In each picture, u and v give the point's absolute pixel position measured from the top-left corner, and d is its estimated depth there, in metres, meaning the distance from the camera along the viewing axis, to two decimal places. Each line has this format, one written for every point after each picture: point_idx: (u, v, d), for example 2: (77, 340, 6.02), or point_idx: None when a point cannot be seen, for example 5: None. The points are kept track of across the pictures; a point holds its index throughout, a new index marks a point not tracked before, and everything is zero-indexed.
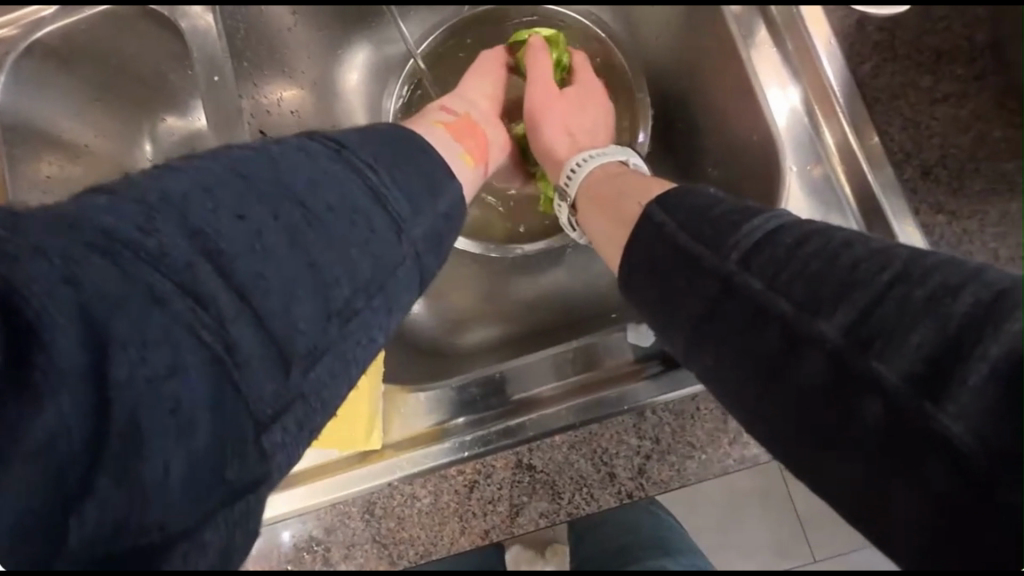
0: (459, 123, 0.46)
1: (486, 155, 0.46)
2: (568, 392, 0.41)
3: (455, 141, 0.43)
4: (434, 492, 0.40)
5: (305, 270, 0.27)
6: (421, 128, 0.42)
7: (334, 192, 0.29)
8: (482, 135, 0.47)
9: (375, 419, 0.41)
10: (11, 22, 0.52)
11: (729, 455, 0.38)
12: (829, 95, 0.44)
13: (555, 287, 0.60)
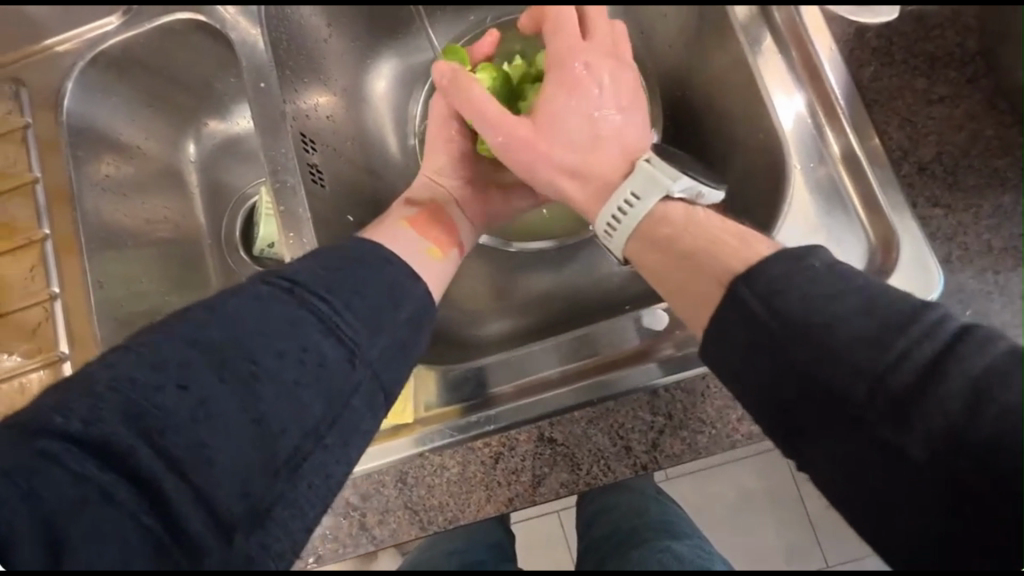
0: (421, 217, 0.51)
1: (454, 238, 0.51)
2: (574, 375, 0.44)
3: (416, 237, 0.48)
4: (462, 463, 0.43)
5: (259, 397, 0.33)
6: (386, 232, 0.47)
7: (280, 347, 0.34)
8: (448, 220, 0.52)
9: (406, 395, 0.45)
10: (75, 34, 0.57)
11: (737, 430, 0.41)
12: (830, 97, 0.47)
13: (571, 280, 0.64)
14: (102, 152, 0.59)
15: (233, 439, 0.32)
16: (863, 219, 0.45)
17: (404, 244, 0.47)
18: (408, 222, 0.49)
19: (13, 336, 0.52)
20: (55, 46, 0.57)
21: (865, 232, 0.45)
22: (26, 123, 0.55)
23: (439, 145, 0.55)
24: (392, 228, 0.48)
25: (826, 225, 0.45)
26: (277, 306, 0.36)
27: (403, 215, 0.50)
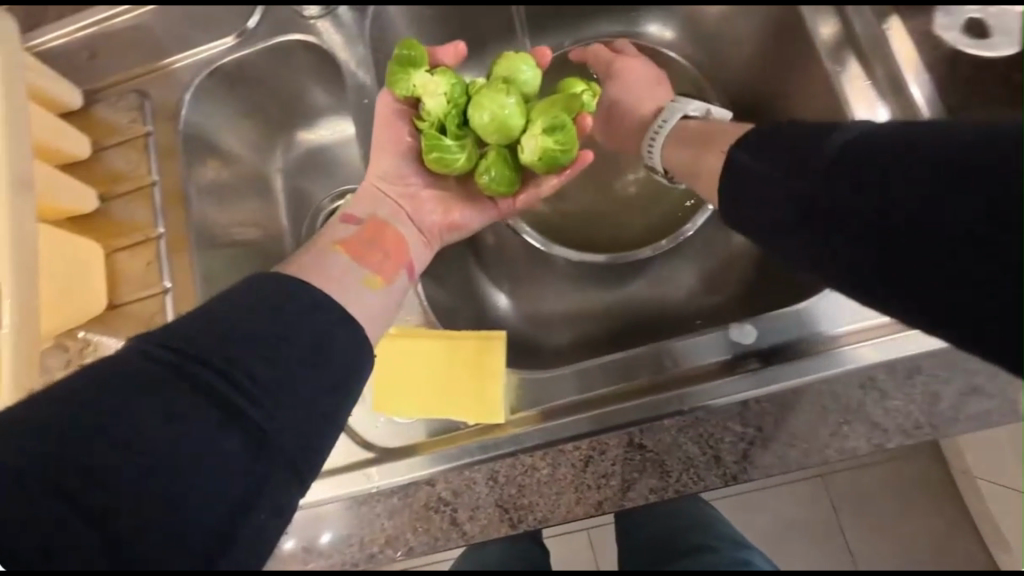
0: (359, 236, 0.49)
1: (398, 261, 0.49)
2: (637, 391, 0.46)
3: (357, 265, 0.46)
4: (553, 464, 0.45)
5: (211, 426, 0.33)
6: (314, 263, 0.45)
7: (162, 432, 0.32)
8: (390, 237, 0.51)
9: (500, 393, 0.47)
10: (194, 52, 0.62)
11: (830, 446, 0.41)
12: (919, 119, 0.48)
13: (639, 295, 0.65)
14: (208, 159, 0.64)
15: (163, 467, 0.31)
16: None
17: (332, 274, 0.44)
18: (342, 246, 0.47)
19: (127, 326, 0.56)
20: (175, 62, 0.62)
21: None
22: (147, 131, 0.60)
23: (386, 153, 0.54)
24: (317, 253, 0.46)
25: None
26: (162, 373, 0.33)
27: (342, 232, 0.49)
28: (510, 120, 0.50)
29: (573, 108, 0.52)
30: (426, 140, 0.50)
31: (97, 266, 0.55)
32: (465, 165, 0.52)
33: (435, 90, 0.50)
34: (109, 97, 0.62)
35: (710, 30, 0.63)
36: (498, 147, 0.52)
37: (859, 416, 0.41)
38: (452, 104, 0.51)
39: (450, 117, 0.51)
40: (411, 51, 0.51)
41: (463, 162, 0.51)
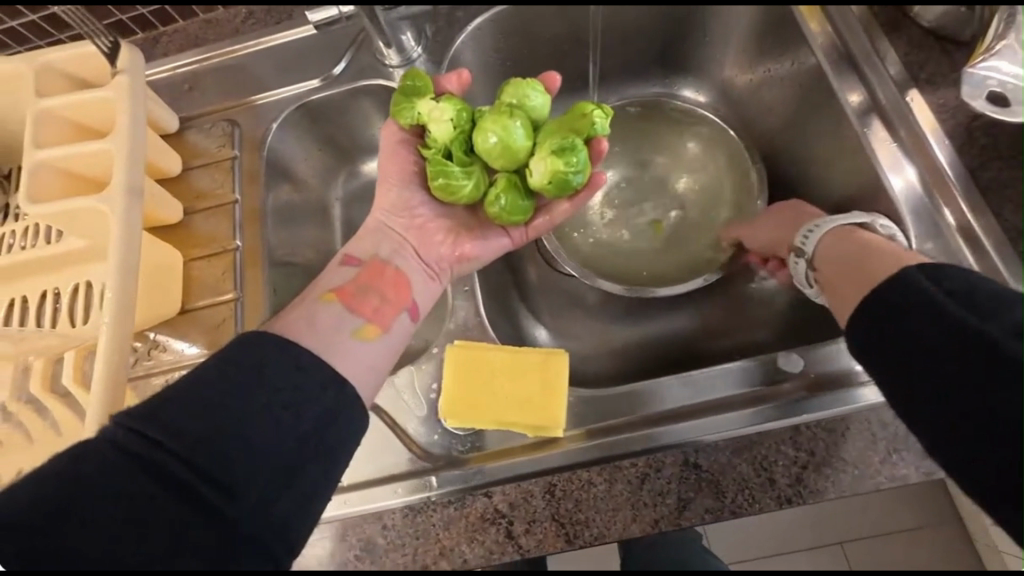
0: (355, 283, 0.54)
1: (395, 302, 0.54)
2: (680, 415, 0.48)
3: (348, 314, 0.51)
4: (610, 480, 0.46)
5: (188, 491, 0.36)
6: (312, 307, 0.50)
7: (147, 495, 0.35)
8: (387, 280, 0.55)
9: (563, 410, 0.46)
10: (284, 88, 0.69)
11: (881, 473, 0.43)
12: (943, 178, 0.55)
13: (675, 329, 0.68)
14: (282, 182, 0.69)
15: (144, 532, 0.34)
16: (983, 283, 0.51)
17: (321, 324, 0.49)
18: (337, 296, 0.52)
19: (195, 329, 0.59)
20: (260, 97, 0.69)
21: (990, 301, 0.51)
22: (233, 155, 0.67)
23: (391, 190, 0.60)
24: (312, 301, 0.51)
25: None
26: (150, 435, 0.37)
27: (343, 278, 0.54)
28: (511, 147, 0.55)
29: (576, 133, 0.57)
30: (434, 165, 0.57)
31: (175, 272, 0.59)
32: (472, 192, 0.57)
33: (442, 118, 0.56)
34: (202, 123, 0.69)
35: (744, 95, 0.70)
36: (507, 173, 0.58)
37: (906, 444, 0.44)
38: (459, 130, 0.57)
39: (457, 143, 0.57)
40: (419, 84, 0.58)
41: (470, 186, 0.57)
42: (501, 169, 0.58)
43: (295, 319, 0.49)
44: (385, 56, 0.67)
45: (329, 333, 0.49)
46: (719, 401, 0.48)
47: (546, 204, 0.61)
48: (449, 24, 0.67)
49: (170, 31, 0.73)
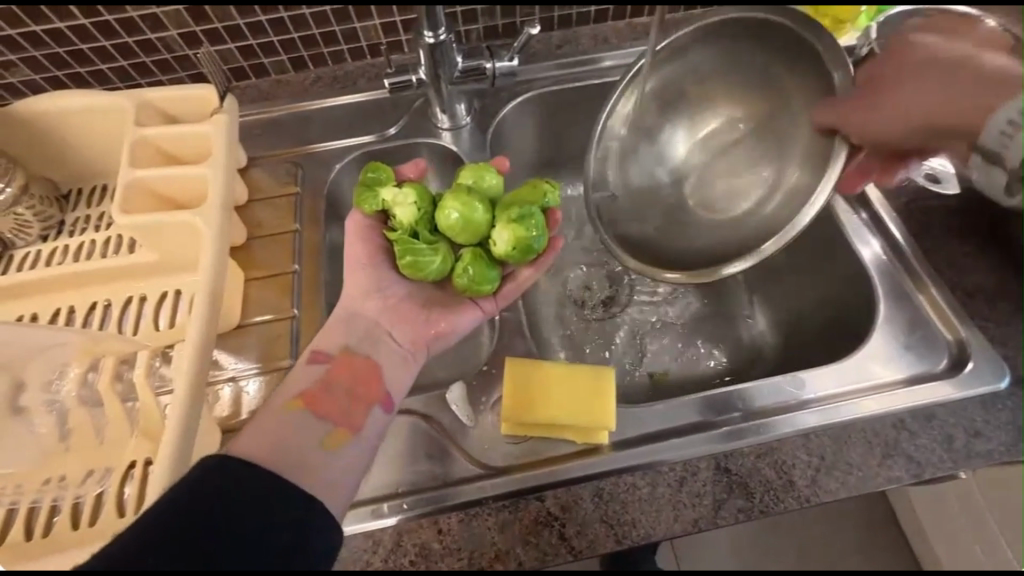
0: (321, 383, 0.51)
1: (368, 397, 0.52)
2: (710, 425, 0.54)
3: (315, 421, 0.48)
4: (652, 483, 0.51)
5: None
6: (271, 421, 0.47)
7: None
8: (356, 373, 0.53)
9: (609, 424, 0.51)
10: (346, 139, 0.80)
11: (880, 475, 0.51)
12: (901, 249, 0.65)
13: (684, 364, 0.77)
14: (335, 219, 0.77)
15: None
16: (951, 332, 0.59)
17: (286, 437, 0.47)
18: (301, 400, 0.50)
19: (248, 344, 0.63)
20: (322, 146, 0.79)
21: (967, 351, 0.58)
22: (295, 192, 0.74)
23: (358, 272, 0.58)
24: (275, 411, 0.48)
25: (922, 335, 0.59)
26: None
27: (310, 377, 0.51)
28: (470, 223, 0.58)
29: (532, 201, 0.59)
30: (400, 244, 0.57)
31: (237, 289, 0.64)
32: (439, 268, 0.58)
33: (403, 202, 0.58)
34: (268, 163, 0.77)
35: None
36: (471, 246, 0.59)
37: (898, 450, 0.52)
38: (421, 211, 0.58)
39: (420, 224, 0.59)
40: (379, 172, 0.59)
41: (436, 263, 0.57)
42: (466, 243, 0.59)
43: (255, 436, 0.46)
44: (439, 120, 0.79)
45: (296, 447, 0.46)
46: (726, 441, 0.52)
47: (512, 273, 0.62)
48: (494, 100, 0.80)
49: (242, 85, 0.83)
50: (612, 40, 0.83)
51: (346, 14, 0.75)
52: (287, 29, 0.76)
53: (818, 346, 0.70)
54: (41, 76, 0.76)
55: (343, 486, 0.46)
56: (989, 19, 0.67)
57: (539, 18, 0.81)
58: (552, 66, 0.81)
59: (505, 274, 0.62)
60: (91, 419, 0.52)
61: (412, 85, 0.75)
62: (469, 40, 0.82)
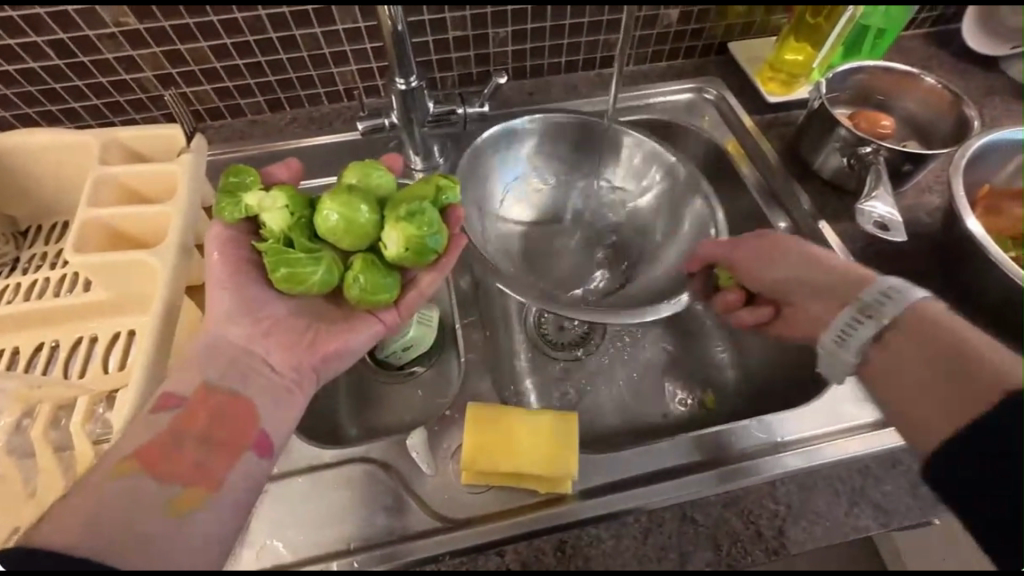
0: (167, 433, 0.44)
1: (231, 443, 0.46)
2: (676, 472, 0.52)
3: (154, 484, 0.41)
4: (616, 535, 0.49)
5: None
6: (96, 488, 0.40)
7: None
8: (217, 416, 0.47)
9: (572, 472, 0.50)
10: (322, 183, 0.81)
11: (848, 525, 0.50)
12: None
13: (655, 405, 0.77)
14: None
15: None
16: None
17: (109, 510, 0.39)
18: (134, 459, 0.42)
19: None
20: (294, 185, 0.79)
21: None
22: None
23: (222, 293, 0.51)
24: (100, 479, 0.41)
25: None
26: None
27: (153, 428, 0.45)
28: (352, 224, 0.52)
29: (421, 196, 0.54)
30: (273, 256, 0.51)
31: (194, 329, 0.62)
32: (323, 279, 0.51)
33: (274, 207, 0.52)
34: None
35: None
36: (360, 252, 0.53)
37: (865, 498, 0.51)
38: (296, 216, 0.52)
39: (294, 229, 0.52)
40: (242, 177, 0.53)
41: (317, 271, 0.51)
42: (352, 249, 0.53)
43: (67, 512, 0.37)
44: (412, 161, 0.80)
45: (128, 520, 0.38)
46: (692, 487, 0.51)
47: (412, 278, 0.56)
48: (467, 142, 0.83)
49: (217, 124, 0.84)
50: (580, 90, 0.88)
51: (323, 60, 0.78)
52: (264, 72, 0.78)
53: (784, 389, 0.71)
54: (10, 113, 0.76)
55: (195, 555, 0.40)
56: (929, 77, 0.72)
57: (511, 68, 0.85)
58: (524, 111, 0.84)
59: (405, 280, 0.56)
60: (20, 470, 0.49)
61: (385, 127, 0.75)
62: (444, 86, 0.85)
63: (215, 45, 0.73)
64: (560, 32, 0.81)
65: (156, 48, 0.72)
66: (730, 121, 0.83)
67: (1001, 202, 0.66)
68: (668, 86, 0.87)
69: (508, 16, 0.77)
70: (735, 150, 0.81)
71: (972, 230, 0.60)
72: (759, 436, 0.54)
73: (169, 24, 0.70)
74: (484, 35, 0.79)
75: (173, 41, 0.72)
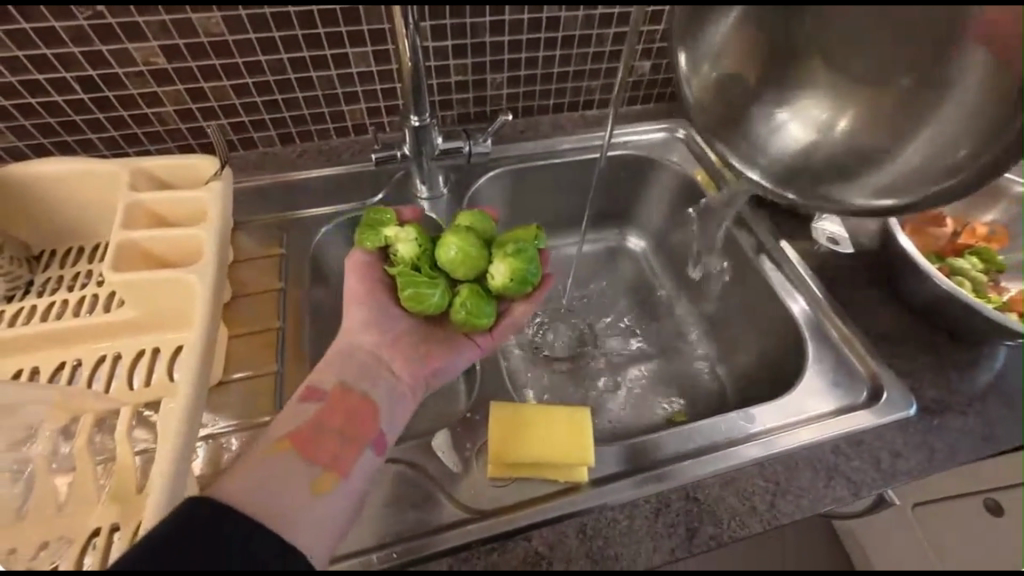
0: (311, 422, 0.53)
1: (360, 438, 0.54)
2: (677, 457, 0.59)
3: (304, 464, 0.50)
4: (631, 516, 0.54)
5: None
6: (258, 460, 0.49)
7: None
8: (348, 413, 0.55)
9: (589, 460, 0.55)
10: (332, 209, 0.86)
11: (827, 496, 0.57)
12: (820, 299, 0.76)
13: (646, 410, 0.84)
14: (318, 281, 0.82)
15: None
16: (870, 366, 0.69)
17: (272, 481, 0.47)
18: (287, 441, 0.51)
19: (229, 401, 0.62)
20: (307, 212, 0.84)
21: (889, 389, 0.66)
22: (280, 253, 0.78)
23: (359, 310, 0.63)
24: (261, 454, 0.49)
25: (845, 373, 0.69)
26: None
27: (301, 415, 0.54)
28: (466, 258, 0.65)
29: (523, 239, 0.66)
30: (403, 278, 0.63)
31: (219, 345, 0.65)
32: (438, 300, 0.63)
33: (404, 242, 0.65)
34: (252, 227, 0.81)
35: (673, 239, 1.00)
36: (469, 282, 0.66)
37: (838, 472, 0.59)
38: (423, 249, 0.66)
39: (418, 260, 0.65)
40: (383, 216, 0.67)
41: (434, 294, 0.63)
42: (464, 279, 0.66)
43: (240, 478, 0.47)
44: (419, 190, 0.87)
45: (282, 490, 0.47)
46: (692, 470, 0.57)
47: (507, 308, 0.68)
48: (468, 173, 0.91)
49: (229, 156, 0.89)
50: (567, 128, 0.98)
51: (335, 99, 0.85)
52: (279, 109, 0.84)
53: (761, 388, 0.79)
54: (25, 144, 0.78)
55: (326, 531, 0.47)
56: None
57: (505, 108, 0.95)
58: (519, 146, 0.94)
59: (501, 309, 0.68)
60: None
61: (396, 158, 0.82)
62: (446, 124, 0.94)
63: (236, 83, 0.79)
64: (549, 78, 0.92)
65: (179, 86, 0.77)
66: (699, 156, 0.96)
67: (924, 225, 0.78)
68: (644, 126, 1.00)
69: (504, 64, 0.88)
70: (705, 181, 0.93)
71: (905, 248, 0.71)
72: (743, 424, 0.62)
73: (195, 64, 0.76)
74: (483, 80, 0.89)
75: (197, 79, 0.77)
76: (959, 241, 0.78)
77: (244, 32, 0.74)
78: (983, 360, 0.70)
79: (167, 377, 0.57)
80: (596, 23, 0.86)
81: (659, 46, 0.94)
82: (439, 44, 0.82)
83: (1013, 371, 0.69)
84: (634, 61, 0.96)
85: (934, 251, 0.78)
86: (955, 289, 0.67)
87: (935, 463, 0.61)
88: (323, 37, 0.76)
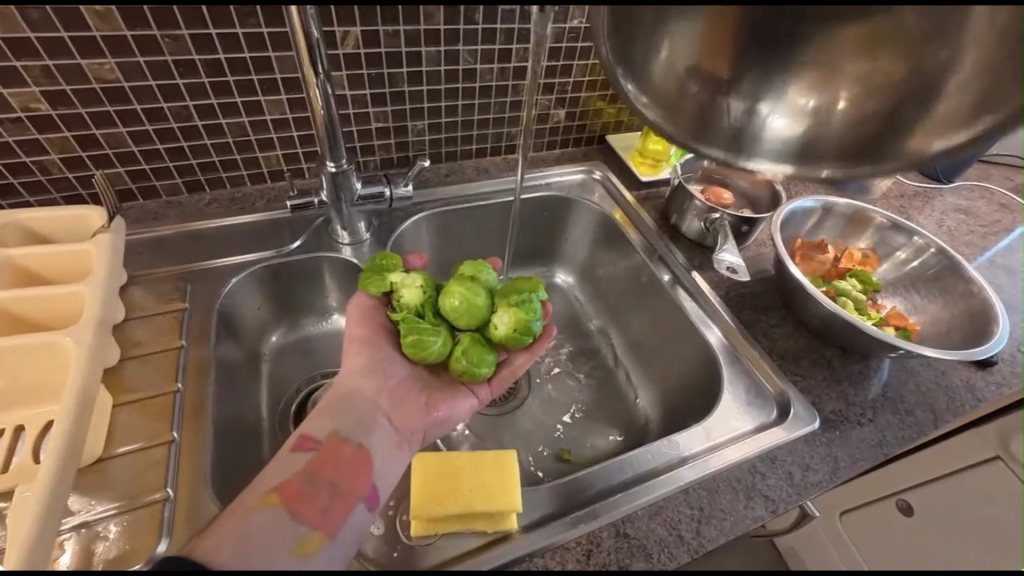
0: (301, 474, 0.52)
1: (351, 494, 0.52)
2: (606, 493, 0.59)
3: (291, 519, 0.47)
4: (562, 562, 0.53)
5: None
6: (245, 514, 0.46)
7: None
8: (337, 464, 0.54)
9: (516, 506, 0.53)
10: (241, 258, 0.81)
11: (747, 515, 0.59)
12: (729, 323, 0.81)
13: (579, 445, 0.85)
14: (226, 335, 0.76)
15: None
16: (778, 385, 0.73)
17: (261, 536, 0.45)
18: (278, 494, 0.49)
19: (109, 480, 0.55)
20: (214, 263, 0.79)
21: (796, 405, 0.71)
22: (182, 309, 0.72)
23: (357, 354, 0.63)
24: (249, 506, 0.47)
25: (762, 395, 0.73)
26: None
27: (293, 466, 0.52)
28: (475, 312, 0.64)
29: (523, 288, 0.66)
30: (405, 324, 0.63)
31: (101, 417, 0.57)
32: (439, 348, 0.63)
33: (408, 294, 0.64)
34: (149, 282, 0.75)
35: (596, 275, 1.04)
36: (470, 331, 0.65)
37: (756, 491, 0.61)
38: (425, 293, 0.65)
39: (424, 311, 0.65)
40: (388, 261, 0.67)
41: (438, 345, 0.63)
42: (465, 328, 0.65)
43: (223, 533, 0.44)
44: (339, 236, 0.85)
45: (265, 550, 0.44)
46: (619, 506, 0.57)
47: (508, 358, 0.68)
48: (391, 217, 0.90)
49: (127, 206, 0.82)
50: (491, 171, 1.02)
51: (248, 145, 0.83)
52: (185, 155, 0.81)
53: (683, 414, 0.82)
54: None
55: None
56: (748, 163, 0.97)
57: (429, 153, 0.98)
58: (444, 189, 0.96)
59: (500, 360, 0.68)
60: None
61: (313, 205, 0.81)
62: (367, 169, 0.94)
63: (134, 130, 0.75)
64: (470, 125, 0.96)
65: (66, 132, 0.72)
66: (615, 197, 1.02)
67: (810, 251, 0.87)
68: (562, 170, 1.06)
69: (425, 111, 0.91)
70: (622, 219, 0.99)
71: (794, 274, 0.78)
72: (666, 454, 0.63)
73: (85, 111, 0.71)
74: (405, 126, 0.91)
75: (88, 126, 0.72)
76: (841, 265, 0.87)
77: (142, 78, 0.70)
78: (870, 370, 0.77)
79: (33, 460, 0.49)
80: (510, 75, 0.91)
81: (572, 96, 1.02)
82: (357, 92, 0.84)
83: (895, 379, 0.76)
84: (549, 109, 1.02)
85: (821, 275, 0.86)
86: (835, 308, 0.74)
87: (839, 473, 0.65)
88: (233, 85, 0.75)
